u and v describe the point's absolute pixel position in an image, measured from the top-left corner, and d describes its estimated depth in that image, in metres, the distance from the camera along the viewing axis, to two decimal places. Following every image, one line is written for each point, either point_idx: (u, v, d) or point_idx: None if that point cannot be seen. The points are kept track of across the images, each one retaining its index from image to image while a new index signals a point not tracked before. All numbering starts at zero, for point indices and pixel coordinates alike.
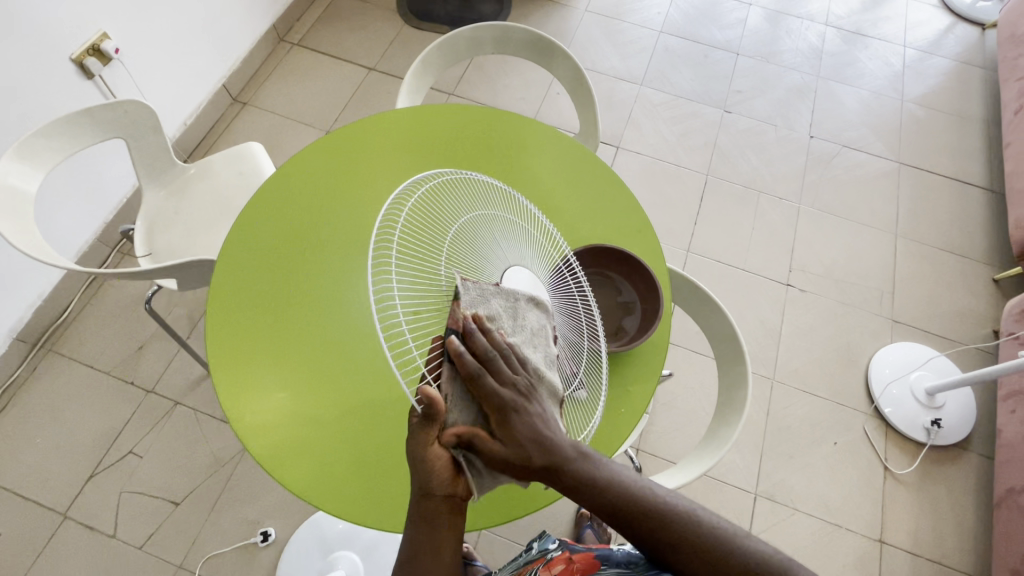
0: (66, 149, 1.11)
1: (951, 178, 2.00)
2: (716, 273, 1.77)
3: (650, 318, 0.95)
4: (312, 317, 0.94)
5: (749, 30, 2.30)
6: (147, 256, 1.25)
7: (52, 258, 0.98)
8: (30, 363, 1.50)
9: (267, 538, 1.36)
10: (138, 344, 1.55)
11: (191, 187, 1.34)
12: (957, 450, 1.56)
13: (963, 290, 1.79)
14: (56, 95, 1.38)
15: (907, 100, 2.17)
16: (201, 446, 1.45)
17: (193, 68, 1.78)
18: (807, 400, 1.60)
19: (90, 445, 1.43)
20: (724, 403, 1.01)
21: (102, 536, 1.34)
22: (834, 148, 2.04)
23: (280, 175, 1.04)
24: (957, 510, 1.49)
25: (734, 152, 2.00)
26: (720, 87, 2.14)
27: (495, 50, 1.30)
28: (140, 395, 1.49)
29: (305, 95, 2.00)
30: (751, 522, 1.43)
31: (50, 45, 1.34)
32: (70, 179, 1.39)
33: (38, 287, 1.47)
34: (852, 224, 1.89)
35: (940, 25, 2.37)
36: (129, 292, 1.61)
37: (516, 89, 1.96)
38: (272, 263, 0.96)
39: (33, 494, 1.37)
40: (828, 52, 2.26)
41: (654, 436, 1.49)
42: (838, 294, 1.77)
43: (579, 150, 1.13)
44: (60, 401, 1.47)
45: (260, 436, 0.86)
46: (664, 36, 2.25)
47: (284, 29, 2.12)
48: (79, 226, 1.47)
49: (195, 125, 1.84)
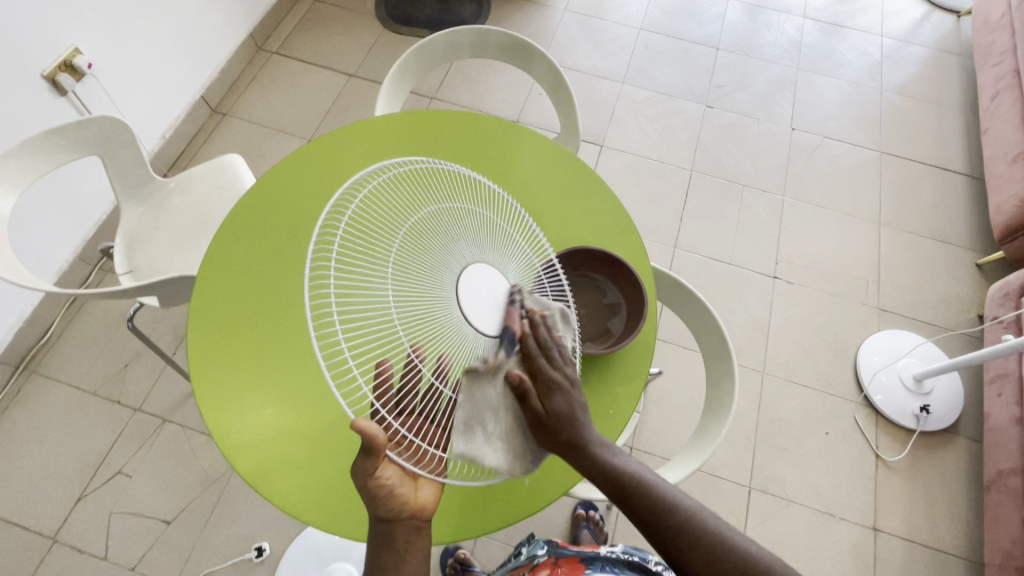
0: (39, 169, 1.09)
1: (932, 165, 2.03)
2: (704, 269, 1.77)
3: (635, 318, 0.95)
4: (298, 328, 0.93)
5: (728, 25, 2.31)
6: (128, 274, 1.23)
7: (28, 281, 0.97)
8: (14, 385, 1.48)
9: (262, 553, 1.35)
10: (123, 361, 1.53)
11: (171, 202, 1.32)
12: (946, 435, 1.57)
13: (947, 276, 1.81)
14: (29, 113, 1.36)
15: (886, 89, 2.19)
16: (191, 463, 1.44)
17: (170, 80, 1.76)
18: (797, 391, 1.61)
19: (77, 467, 1.41)
20: (713, 400, 1.01)
21: (93, 559, 1.33)
22: (816, 140, 2.05)
23: (260, 186, 1.03)
24: (949, 495, 1.50)
25: (717, 146, 2.01)
26: (702, 82, 2.15)
27: (473, 54, 1.30)
28: (127, 413, 1.48)
29: (285, 104, 1.99)
30: (746, 515, 1.44)
31: (21, 63, 1.32)
32: (47, 198, 1.37)
33: (19, 308, 1.45)
34: (836, 215, 1.90)
35: (916, 14, 2.39)
36: (113, 309, 1.59)
37: (498, 91, 1.95)
38: (254, 276, 0.95)
39: (20, 518, 1.35)
40: (807, 44, 2.28)
41: (647, 433, 1.49)
42: (825, 285, 1.78)
43: (561, 152, 1.13)
44: (46, 423, 1.45)
45: (247, 453, 0.85)
46: (643, 33, 2.26)
47: (262, 38, 2.11)
48: (58, 245, 1.45)
49: (174, 138, 1.81)
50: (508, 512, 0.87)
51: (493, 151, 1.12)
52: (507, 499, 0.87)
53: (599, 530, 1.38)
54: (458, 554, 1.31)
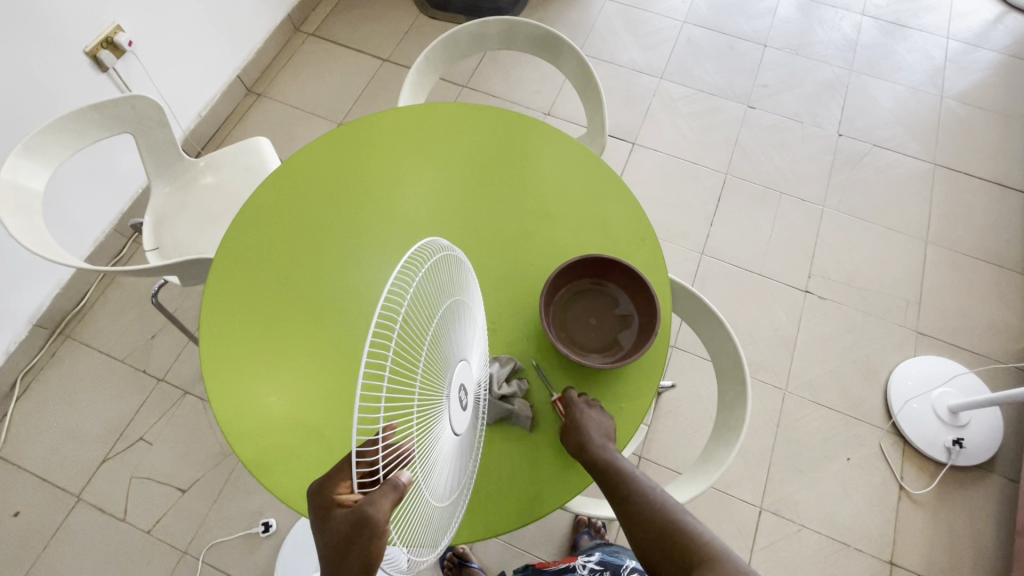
0: (74, 146, 1.13)
1: (991, 181, 1.88)
2: (730, 278, 1.71)
3: (647, 332, 0.89)
4: (303, 318, 0.94)
5: (779, 20, 2.19)
6: (154, 251, 1.27)
7: (57, 256, 1.00)
8: (50, 348, 1.55)
9: (268, 529, 1.39)
10: (150, 333, 1.59)
11: (198, 183, 1.35)
12: (979, 472, 1.49)
13: (996, 302, 1.69)
14: (68, 88, 1.40)
15: (947, 96, 2.04)
16: (209, 435, 1.49)
17: (208, 59, 1.79)
18: (819, 412, 1.54)
19: (103, 430, 1.48)
20: (723, 422, 0.97)
21: (113, 519, 1.39)
22: (864, 147, 1.94)
23: (278, 174, 1.05)
24: (975, 534, 1.42)
25: (756, 150, 1.92)
26: (745, 81, 2.05)
27: (501, 45, 1.26)
28: (151, 384, 1.53)
29: (319, 86, 2.00)
30: (754, 538, 1.40)
31: (65, 41, 1.36)
32: (84, 169, 1.42)
33: (54, 276, 1.51)
34: (880, 229, 1.80)
35: (988, 16, 2.21)
36: (142, 282, 1.65)
37: (530, 82, 1.91)
38: (267, 264, 0.97)
39: (48, 474, 1.43)
40: (863, 44, 2.14)
41: (656, 444, 1.46)
42: (860, 303, 1.69)
43: (584, 152, 1.09)
44: (75, 386, 1.52)
45: (247, 436, 0.87)
46: (687, 27, 2.17)
47: (300, 19, 2.12)
48: (94, 216, 1.50)
49: (209, 117, 1.85)
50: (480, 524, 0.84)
51: (511, 149, 1.09)
52: (480, 504, 0.85)
53: (599, 537, 1.36)
54: (457, 548, 1.33)
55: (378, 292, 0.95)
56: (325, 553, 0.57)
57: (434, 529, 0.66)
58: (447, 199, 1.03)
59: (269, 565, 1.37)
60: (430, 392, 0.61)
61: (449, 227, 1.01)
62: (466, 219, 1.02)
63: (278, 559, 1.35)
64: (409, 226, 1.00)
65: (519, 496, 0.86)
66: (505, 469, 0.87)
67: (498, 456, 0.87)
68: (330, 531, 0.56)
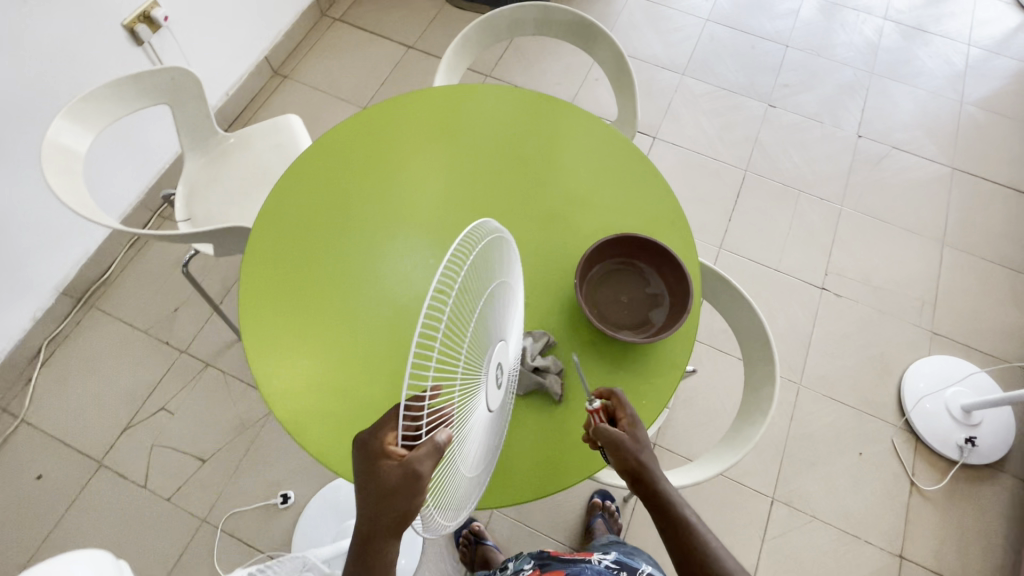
0: (115, 113, 1.15)
1: (1009, 187, 1.90)
2: (747, 272, 1.72)
3: (679, 311, 0.91)
4: (339, 288, 0.95)
5: (801, 21, 2.20)
6: (186, 221, 1.28)
7: (98, 218, 1.02)
8: (75, 317, 1.58)
9: (287, 500, 1.41)
10: (174, 306, 1.61)
11: (230, 157, 1.36)
12: (990, 471, 1.50)
13: (1011, 306, 1.70)
14: (105, 60, 1.43)
15: (967, 102, 2.05)
16: (229, 407, 1.51)
17: (238, 39, 1.81)
18: (832, 407, 1.56)
19: (126, 399, 1.50)
20: (748, 404, 0.99)
21: (134, 485, 1.41)
22: (883, 149, 1.95)
23: (316, 147, 1.07)
24: (985, 532, 1.43)
25: (776, 148, 1.94)
26: (766, 80, 2.07)
27: (536, 31, 1.28)
28: (174, 355, 1.55)
29: (345, 70, 2.02)
30: (765, 527, 1.41)
31: (104, 13, 1.38)
32: (118, 140, 1.44)
33: (82, 245, 1.54)
34: (897, 230, 1.81)
35: (1010, 24, 2.22)
36: (166, 255, 1.67)
37: (554, 73, 1.93)
38: (304, 234, 0.99)
39: (71, 439, 1.45)
40: (885, 48, 2.15)
41: (671, 431, 1.47)
42: (876, 302, 1.70)
43: (617, 137, 1.10)
44: (99, 355, 1.54)
45: (284, 399, 0.88)
46: (710, 24, 2.18)
47: (327, 4, 2.14)
48: (124, 188, 1.52)
49: (237, 96, 1.87)
50: (505, 493, 0.85)
51: (544, 132, 1.10)
52: (506, 474, 0.86)
53: (613, 521, 1.38)
54: (473, 527, 1.35)
55: (413, 265, 0.97)
56: (364, 508, 0.59)
57: (463, 499, 0.67)
58: (482, 178, 1.05)
59: (286, 536, 1.39)
60: (472, 368, 0.62)
61: (482, 205, 1.03)
62: (500, 198, 1.04)
63: (296, 530, 1.37)
64: (444, 203, 1.02)
65: (545, 466, 0.87)
66: (531, 441, 0.88)
67: (526, 429, 0.89)
68: (370, 487, 0.58)
